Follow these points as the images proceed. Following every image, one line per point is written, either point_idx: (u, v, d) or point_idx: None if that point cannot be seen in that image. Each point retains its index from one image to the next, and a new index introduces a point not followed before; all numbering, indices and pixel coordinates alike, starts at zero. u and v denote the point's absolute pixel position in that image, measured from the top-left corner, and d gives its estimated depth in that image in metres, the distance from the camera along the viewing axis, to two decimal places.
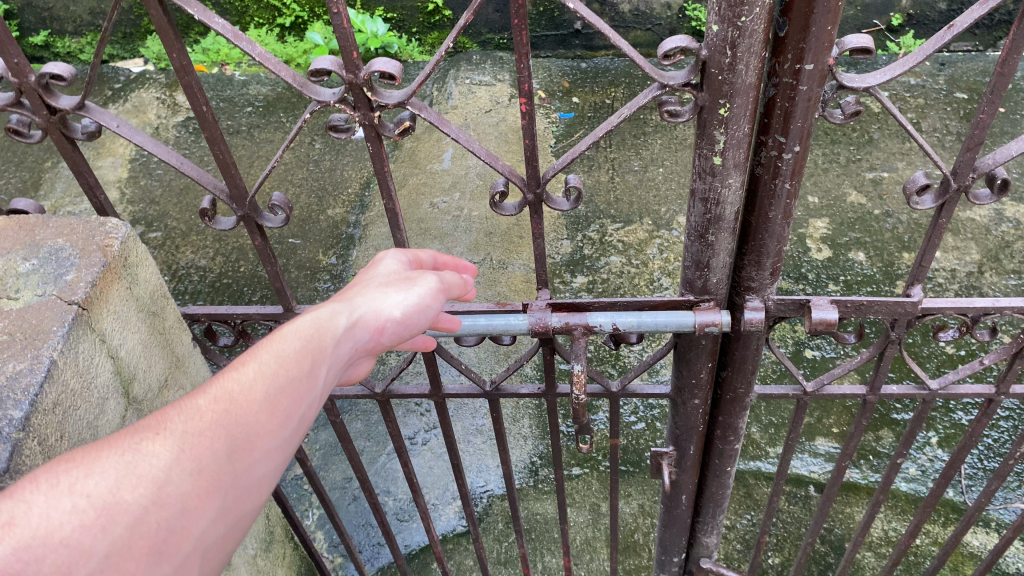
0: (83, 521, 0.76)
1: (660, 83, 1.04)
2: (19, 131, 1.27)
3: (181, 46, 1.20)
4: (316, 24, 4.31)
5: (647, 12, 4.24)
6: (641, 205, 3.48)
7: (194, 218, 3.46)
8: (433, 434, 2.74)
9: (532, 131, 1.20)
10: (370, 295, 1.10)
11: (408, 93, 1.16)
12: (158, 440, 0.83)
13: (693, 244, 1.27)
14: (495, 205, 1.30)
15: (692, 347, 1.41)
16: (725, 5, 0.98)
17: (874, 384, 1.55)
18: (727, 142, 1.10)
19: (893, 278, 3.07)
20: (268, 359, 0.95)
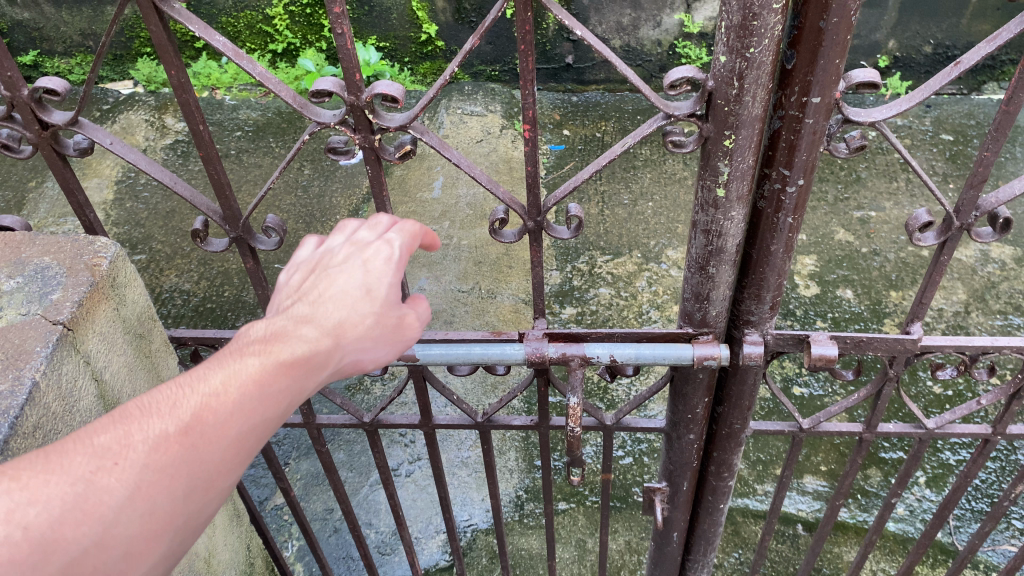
0: (15, 557, 0.73)
1: (666, 113, 1.04)
2: (8, 145, 1.24)
3: (180, 64, 1.18)
4: (309, 51, 4.32)
5: (637, 48, 4.29)
6: (630, 237, 3.49)
7: (179, 241, 3.43)
8: (417, 465, 2.71)
9: (533, 158, 1.18)
10: (371, 326, 1.00)
11: (410, 117, 1.15)
12: (115, 472, 0.79)
13: (693, 275, 1.26)
14: (494, 232, 1.28)
15: (689, 381, 1.39)
16: (734, 36, 0.96)
17: (871, 423, 1.52)
18: (731, 174, 1.09)
19: (880, 316, 3.09)
20: (253, 393, 0.88)
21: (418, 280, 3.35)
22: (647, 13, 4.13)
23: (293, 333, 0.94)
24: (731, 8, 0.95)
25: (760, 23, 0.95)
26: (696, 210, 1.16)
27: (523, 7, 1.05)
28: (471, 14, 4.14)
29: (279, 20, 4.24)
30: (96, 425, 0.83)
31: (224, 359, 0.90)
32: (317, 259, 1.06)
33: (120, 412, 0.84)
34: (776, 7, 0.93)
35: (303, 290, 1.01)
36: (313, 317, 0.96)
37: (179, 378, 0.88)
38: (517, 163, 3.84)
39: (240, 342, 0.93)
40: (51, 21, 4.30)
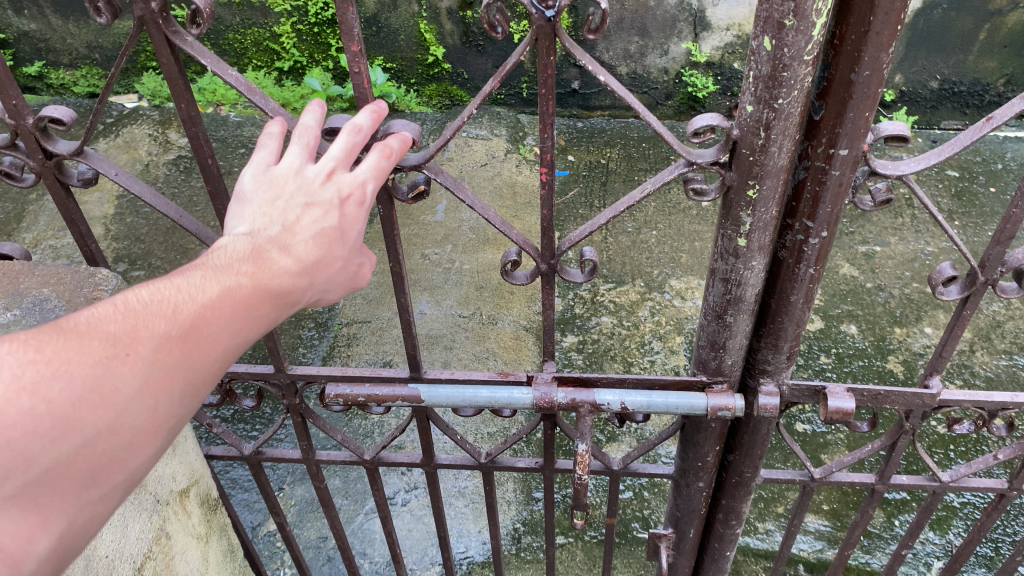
0: (38, 427, 0.80)
1: (688, 160, 1.02)
2: (10, 173, 1.21)
3: (190, 96, 1.16)
4: (315, 69, 4.31)
5: (644, 75, 4.28)
6: (633, 266, 3.46)
7: (178, 258, 3.40)
8: (413, 494, 2.67)
9: (550, 201, 1.16)
10: (338, 266, 1.06)
11: (425, 156, 1.14)
12: (126, 366, 0.87)
13: (709, 323, 1.23)
14: (506, 273, 1.26)
15: (701, 429, 1.36)
16: (763, 86, 0.94)
17: (885, 475, 1.47)
18: (754, 224, 1.07)
19: (884, 352, 3.07)
20: (241, 314, 0.96)
21: (419, 304, 3.32)
22: (654, 41, 4.13)
23: (277, 262, 0.98)
24: (760, 58, 0.93)
25: (789, 74, 0.92)
26: (715, 257, 1.14)
27: (546, 51, 1.03)
28: (479, 38, 4.14)
29: (286, 38, 4.22)
30: (104, 314, 0.89)
31: (216, 272, 0.95)
32: (289, 172, 1.03)
33: (126, 306, 0.91)
34: (807, 58, 0.91)
35: (278, 208, 1.00)
36: (292, 249, 0.99)
37: (176, 280, 0.94)
38: (521, 188, 3.83)
39: (224, 254, 0.98)
40: (58, 33, 4.29)
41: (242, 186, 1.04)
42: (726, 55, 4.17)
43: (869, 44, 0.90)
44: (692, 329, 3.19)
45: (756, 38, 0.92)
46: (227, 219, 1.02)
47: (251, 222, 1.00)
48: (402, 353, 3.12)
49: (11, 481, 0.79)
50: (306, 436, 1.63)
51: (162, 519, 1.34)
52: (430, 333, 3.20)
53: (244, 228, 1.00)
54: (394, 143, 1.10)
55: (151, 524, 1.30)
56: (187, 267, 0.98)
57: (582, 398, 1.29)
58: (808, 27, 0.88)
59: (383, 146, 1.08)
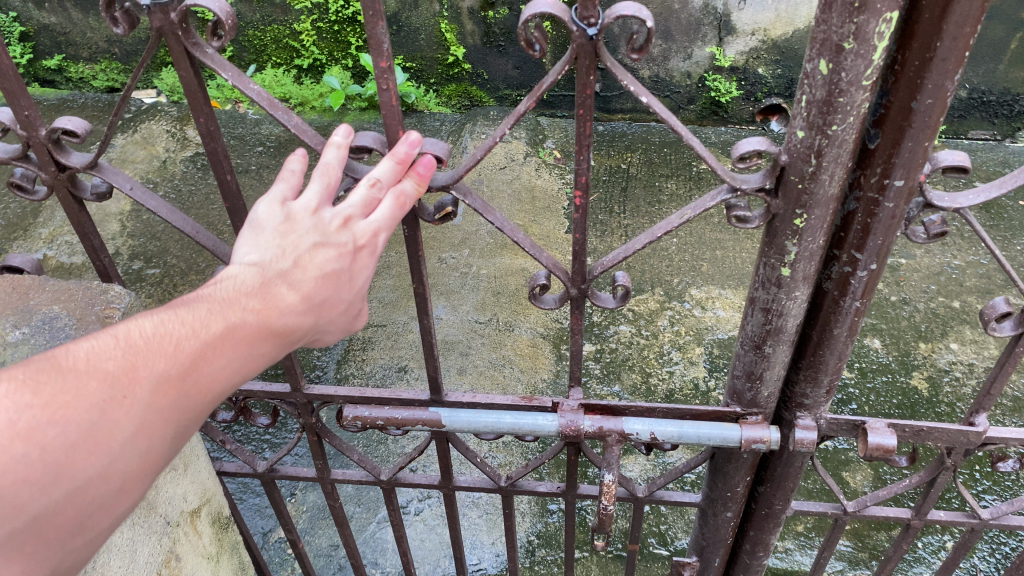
0: (31, 474, 0.80)
1: (731, 185, 1.02)
2: (22, 185, 1.24)
3: (209, 111, 1.14)
4: (335, 68, 4.27)
5: (666, 79, 4.22)
6: (653, 273, 3.41)
7: (194, 257, 3.36)
8: (426, 503, 2.63)
9: (582, 224, 1.18)
10: (340, 308, 1.07)
11: (455, 177, 1.15)
12: (124, 409, 0.86)
13: (746, 353, 1.22)
14: (535, 298, 1.28)
15: (732, 459, 1.32)
16: (816, 112, 0.95)
17: (922, 510, 1.42)
18: (799, 252, 1.07)
19: (909, 368, 3.00)
20: (241, 352, 0.96)
21: (435, 309, 3.28)
22: (678, 45, 4.07)
23: (282, 299, 0.99)
24: (815, 82, 0.93)
25: (845, 100, 0.93)
26: (757, 287, 1.14)
27: (586, 70, 1.03)
28: (500, 38, 4.10)
29: (306, 35, 4.19)
30: (104, 349, 0.88)
31: (220, 307, 0.95)
32: (305, 211, 1.03)
33: (127, 340, 0.90)
34: (866, 83, 0.92)
35: (289, 244, 1.01)
36: (299, 286, 1.00)
37: (178, 313, 0.94)
38: (540, 192, 3.79)
39: (230, 286, 0.97)
40: (78, 27, 4.27)
41: (256, 215, 1.03)
42: (750, 59, 4.10)
43: (933, 69, 0.90)
44: (713, 340, 3.12)
45: (812, 61, 0.92)
46: (239, 244, 1.02)
47: (261, 254, 1.00)
48: (417, 359, 3.08)
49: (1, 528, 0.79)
50: (322, 454, 1.61)
51: (172, 541, 1.30)
52: (446, 338, 3.16)
53: (254, 259, 0.99)
54: (408, 187, 1.10)
55: (160, 547, 1.26)
56: (189, 297, 0.97)
57: (610, 427, 1.29)
58: (868, 52, 0.89)
59: (399, 196, 1.08)
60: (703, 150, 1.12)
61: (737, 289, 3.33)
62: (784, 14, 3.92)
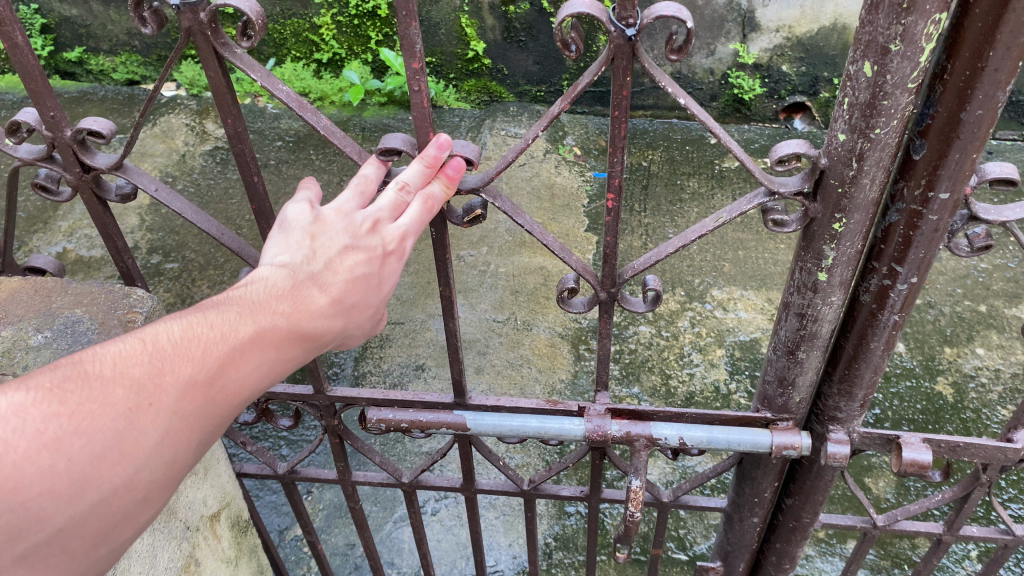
0: (56, 486, 0.83)
1: (770, 188, 1.06)
2: (46, 186, 1.34)
3: (237, 111, 1.15)
4: (354, 62, 4.26)
5: (688, 76, 4.17)
6: (673, 273, 3.37)
7: (213, 251, 3.36)
8: (443, 504, 2.61)
9: (613, 228, 1.22)
10: (368, 311, 1.11)
11: (486, 178, 1.17)
12: (150, 418, 0.89)
13: (778, 359, 1.28)
14: (563, 301, 1.32)
15: (759, 466, 1.39)
16: (858, 115, 0.98)
17: (954, 526, 1.39)
18: (838, 259, 1.12)
19: (933, 373, 2.96)
20: (269, 357, 0.99)
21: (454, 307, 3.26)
22: (701, 41, 4.02)
23: (310, 304, 1.02)
24: (859, 85, 0.96)
25: (890, 102, 0.96)
26: (793, 292, 1.20)
27: (622, 71, 1.01)
28: (521, 33, 4.07)
29: (327, 29, 4.17)
30: (132, 355, 0.91)
31: (249, 312, 0.98)
32: (336, 213, 1.08)
33: (155, 345, 0.92)
34: (910, 86, 0.94)
35: (320, 246, 1.05)
36: (327, 290, 1.03)
37: (207, 317, 0.96)
38: (559, 190, 3.76)
39: (261, 289, 1.00)
40: (99, 19, 4.28)
41: (287, 217, 1.08)
42: (774, 57, 4.05)
43: (984, 80, 0.93)
44: (734, 342, 3.09)
45: (856, 63, 0.95)
46: (269, 245, 1.05)
47: (290, 256, 1.03)
48: (435, 358, 3.07)
49: (26, 539, 0.82)
50: (344, 456, 1.62)
51: (192, 546, 1.29)
52: (464, 337, 3.14)
53: (283, 262, 1.02)
54: (436, 189, 1.14)
55: (180, 552, 1.25)
56: (219, 299, 1.00)
57: (637, 432, 1.35)
58: (913, 53, 0.92)
59: (427, 200, 1.12)
60: (738, 149, 1.12)
61: (759, 290, 3.29)
62: (810, 11, 3.86)
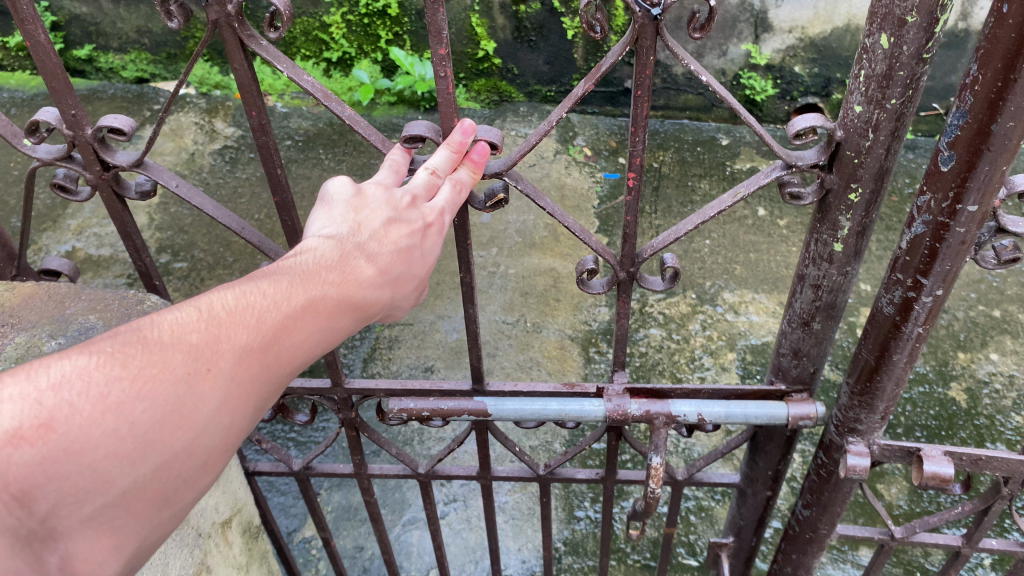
0: (121, 449, 0.89)
1: (788, 162, 1.24)
2: (65, 185, 1.38)
3: (260, 105, 1.24)
4: (364, 61, 4.25)
5: (700, 76, 4.14)
6: (684, 275, 3.35)
7: (222, 251, 3.35)
8: (452, 507, 2.60)
9: (634, 207, 1.36)
10: (413, 282, 1.21)
11: (508, 163, 1.24)
12: (209, 383, 0.97)
13: (793, 329, 1.51)
14: (584, 283, 1.44)
15: (771, 438, 1.66)
16: (875, 88, 1.14)
17: (973, 539, 1.37)
18: (851, 228, 1.32)
19: (947, 378, 2.93)
20: (319, 325, 1.07)
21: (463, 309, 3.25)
22: (713, 41, 3.99)
23: (355, 274, 1.11)
24: (876, 57, 1.12)
25: (907, 73, 1.12)
26: (810, 264, 1.41)
27: (647, 50, 1.15)
28: (532, 33, 4.05)
29: (336, 28, 4.16)
30: (189, 323, 0.98)
31: (300, 282, 1.07)
32: (376, 187, 1.18)
33: (210, 314, 1.00)
34: (924, 57, 1.10)
35: (363, 219, 1.15)
36: (371, 261, 1.12)
37: (257, 288, 1.04)
38: (570, 191, 3.74)
39: (311, 259, 1.09)
40: (108, 17, 4.28)
41: (332, 193, 1.19)
42: (787, 57, 4.01)
43: (1016, 90, 0.91)
44: (745, 345, 3.07)
45: (874, 36, 1.11)
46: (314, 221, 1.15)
47: (336, 230, 1.13)
48: (444, 359, 3.06)
49: (95, 500, 0.88)
50: (359, 449, 1.75)
51: (203, 553, 1.28)
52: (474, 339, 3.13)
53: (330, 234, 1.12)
54: (464, 175, 1.22)
55: (191, 559, 1.24)
56: (269, 270, 1.08)
57: (656, 410, 1.55)
58: (930, 25, 1.07)
59: (456, 181, 1.21)
60: (756, 129, 1.28)
61: (771, 293, 3.27)
62: (823, 12, 3.83)
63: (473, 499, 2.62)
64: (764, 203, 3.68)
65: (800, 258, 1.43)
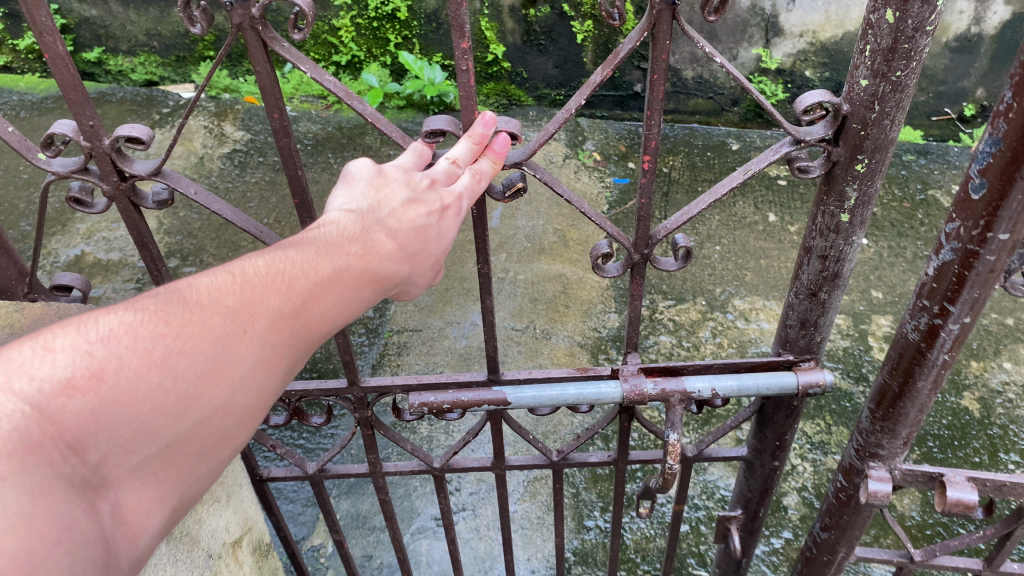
0: (163, 404, 0.89)
1: (797, 137, 1.29)
2: (81, 199, 1.36)
3: (281, 106, 1.25)
4: (373, 65, 4.24)
5: (710, 80, 4.12)
6: (695, 282, 3.34)
7: (231, 255, 3.35)
8: (461, 515, 2.59)
9: (648, 191, 1.42)
10: (429, 261, 1.20)
11: (527, 153, 1.27)
12: (245, 344, 0.97)
13: (800, 303, 1.55)
14: (598, 266, 1.49)
15: (779, 408, 1.71)
16: (881, 62, 1.18)
17: (994, 562, 1.35)
18: (857, 197, 1.36)
19: (959, 387, 2.91)
20: (347, 294, 1.07)
21: (472, 315, 3.24)
22: (723, 45, 3.97)
23: (382, 245, 1.11)
24: (882, 32, 1.16)
25: (910, 46, 1.16)
26: (816, 237, 1.44)
27: (664, 35, 1.21)
28: (541, 36, 4.03)
29: (345, 31, 4.15)
30: (224, 286, 0.98)
31: (328, 250, 1.07)
32: (398, 170, 1.19)
33: (244, 278, 1.00)
34: (927, 29, 1.14)
35: (383, 196, 1.15)
36: (396, 234, 1.13)
37: (290, 253, 1.04)
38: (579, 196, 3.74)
39: (335, 230, 1.10)
40: (118, 20, 4.28)
41: (354, 172, 1.19)
42: (798, 62, 3.99)
43: None
44: (756, 353, 3.05)
45: (879, 12, 1.14)
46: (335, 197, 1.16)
47: (359, 204, 1.14)
48: (453, 365, 3.05)
49: (137, 454, 0.87)
50: (375, 448, 1.78)
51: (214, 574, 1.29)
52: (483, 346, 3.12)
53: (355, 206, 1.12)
54: (485, 165, 1.24)
55: None
56: (297, 239, 1.08)
57: (672, 388, 1.60)
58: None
59: (477, 171, 1.23)
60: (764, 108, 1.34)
61: (782, 300, 3.25)
62: (835, 16, 3.81)
63: (482, 508, 2.61)
64: (775, 209, 3.66)
65: (805, 231, 1.47)
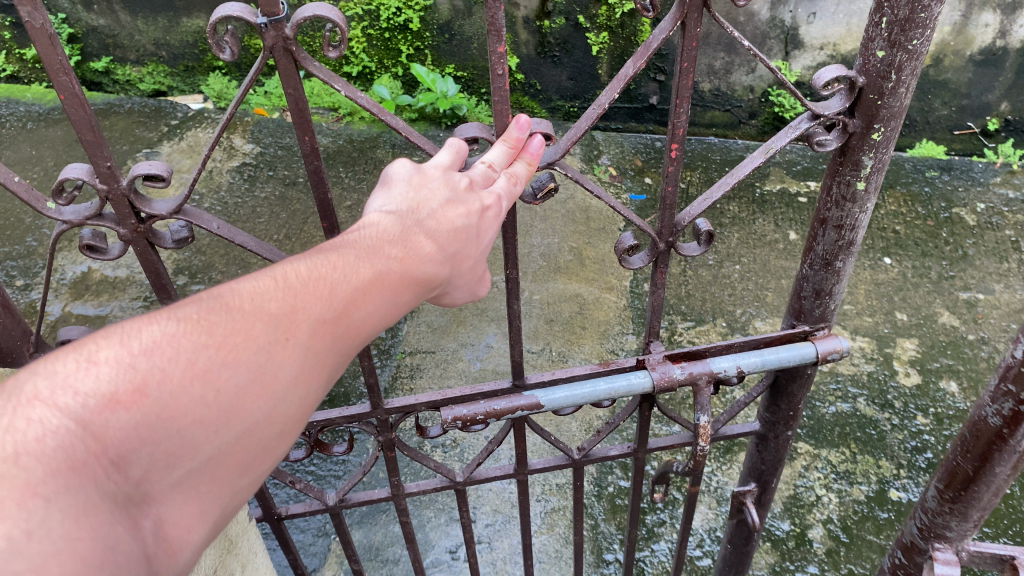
0: (206, 416, 0.85)
1: (816, 112, 1.25)
2: (94, 246, 1.28)
3: (312, 129, 1.18)
4: (385, 76, 4.16)
5: (728, 93, 4.04)
6: (714, 303, 3.25)
7: (240, 273, 3.28)
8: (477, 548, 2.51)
9: (672, 178, 1.36)
10: (469, 262, 1.14)
11: (561, 151, 1.22)
12: (287, 352, 0.92)
13: (815, 273, 1.51)
14: (625, 259, 1.43)
15: (794, 378, 1.66)
16: (897, 32, 1.16)
17: None
18: (873, 164, 1.32)
19: None
20: (389, 299, 1.02)
21: (486, 336, 3.16)
22: (741, 58, 3.89)
23: (424, 249, 1.05)
24: (897, 3, 1.14)
25: (925, 15, 1.14)
26: (832, 207, 1.40)
27: (694, 23, 1.18)
28: (555, 48, 3.95)
29: (356, 43, 4.07)
30: (267, 291, 0.93)
31: (368, 254, 1.01)
32: (437, 169, 1.12)
33: (285, 283, 0.95)
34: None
35: (422, 197, 1.09)
36: (438, 237, 1.07)
37: (332, 257, 0.99)
38: (594, 213, 3.71)
39: (374, 233, 1.04)
40: (127, 30, 4.21)
41: (393, 174, 1.13)
42: None
43: None
44: None
45: None
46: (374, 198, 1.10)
47: (399, 206, 1.08)
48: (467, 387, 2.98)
49: (179, 468, 0.84)
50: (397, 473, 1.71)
51: None
52: (498, 368, 3.04)
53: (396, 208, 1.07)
54: (520, 169, 1.20)
55: None
56: (336, 242, 1.03)
57: (699, 371, 1.53)
58: None
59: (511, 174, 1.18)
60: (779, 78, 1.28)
61: None
62: (856, 29, 3.72)
63: (499, 542, 2.53)
64: (796, 227, 3.57)
65: (819, 202, 1.43)
